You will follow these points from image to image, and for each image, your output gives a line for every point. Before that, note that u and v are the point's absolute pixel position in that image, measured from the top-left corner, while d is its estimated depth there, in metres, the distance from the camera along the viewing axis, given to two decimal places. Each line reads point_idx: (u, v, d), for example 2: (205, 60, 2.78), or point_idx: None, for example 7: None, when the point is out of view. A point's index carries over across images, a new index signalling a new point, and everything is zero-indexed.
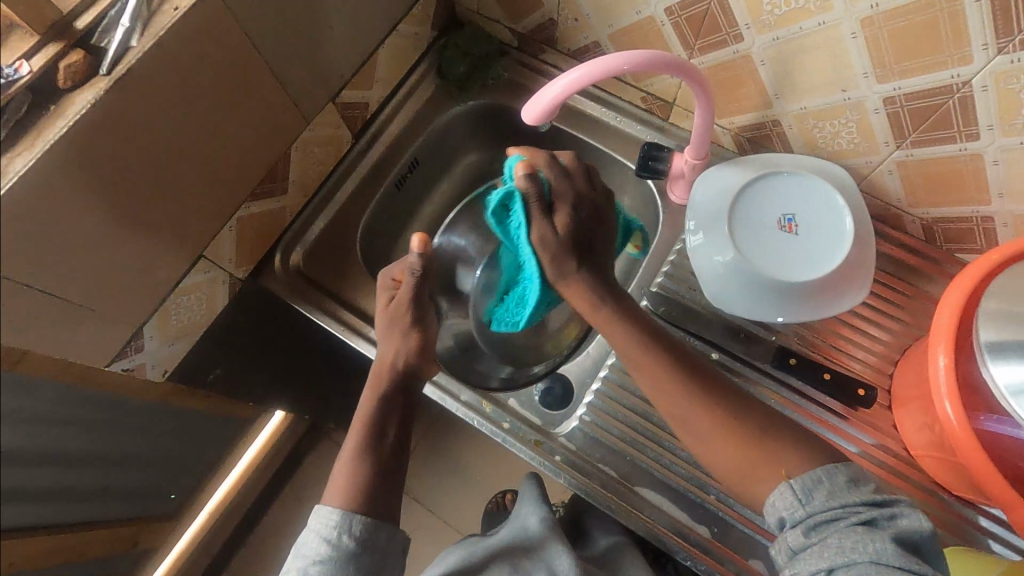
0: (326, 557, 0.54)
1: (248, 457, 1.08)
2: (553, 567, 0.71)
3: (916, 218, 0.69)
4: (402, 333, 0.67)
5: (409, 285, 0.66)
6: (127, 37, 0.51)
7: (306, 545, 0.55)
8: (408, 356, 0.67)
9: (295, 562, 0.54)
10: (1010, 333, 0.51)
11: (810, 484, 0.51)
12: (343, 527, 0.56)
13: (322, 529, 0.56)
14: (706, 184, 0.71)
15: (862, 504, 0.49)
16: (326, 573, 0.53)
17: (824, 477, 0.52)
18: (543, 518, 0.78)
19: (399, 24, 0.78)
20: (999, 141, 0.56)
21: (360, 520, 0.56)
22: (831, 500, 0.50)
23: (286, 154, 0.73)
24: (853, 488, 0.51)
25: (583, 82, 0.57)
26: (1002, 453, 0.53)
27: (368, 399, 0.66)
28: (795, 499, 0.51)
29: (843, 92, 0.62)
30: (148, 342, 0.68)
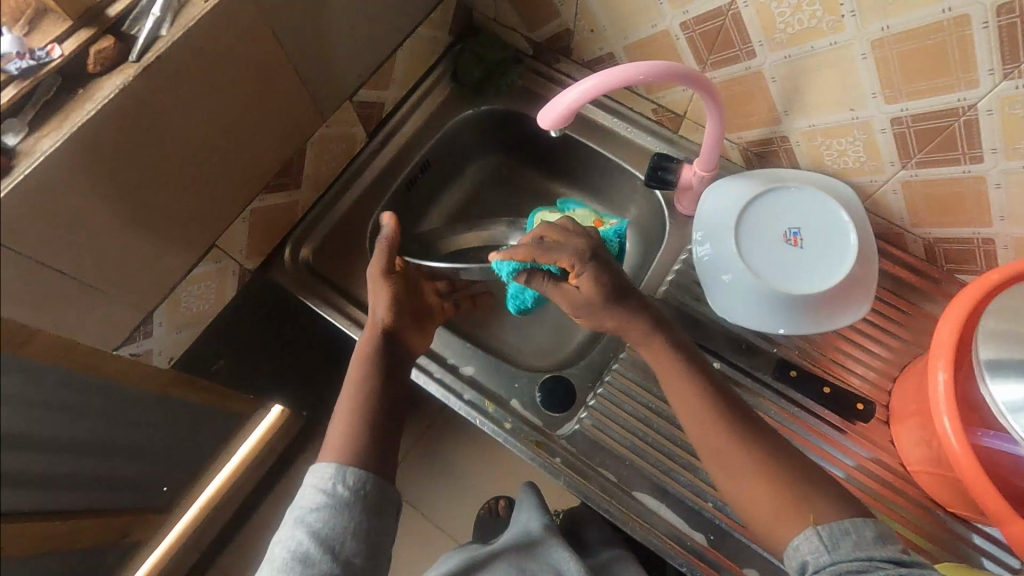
0: (323, 505, 0.56)
1: (243, 451, 1.07)
2: (560, 569, 0.72)
3: (918, 238, 0.70)
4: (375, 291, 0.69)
5: (377, 263, 0.69)
6: (157, 26, 0.52)
7: (304, 497, 0.57)
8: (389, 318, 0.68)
9: (293, 512, 0.56)
10: (1008, 352, 0.52)
11: (838, 534, 0.51)
12: (337, 478, 0.57)
13: (317, 480, 0.57)
14: (714, 196, 0.72)
15: (887, 561, 0.47)
16: (323, 520, 0.55)
17: (852, 528, 0.51)
18: (545, 523, 0.79)
19: (418, 27, 0.80)
20: (1002, 164, 0.57)
21: (353, 472, 0.58)
22: (856, 552, 0.49)
23: (301, 150, 0.74)
24: (882, 544, 0.50)
25: (599, 90, 0.58)
26: (998, 469, 0.54)
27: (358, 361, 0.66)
28: (821, 546, 0.51)
29: (851, 111, 0.63)
30: (157, 329, 0.68)
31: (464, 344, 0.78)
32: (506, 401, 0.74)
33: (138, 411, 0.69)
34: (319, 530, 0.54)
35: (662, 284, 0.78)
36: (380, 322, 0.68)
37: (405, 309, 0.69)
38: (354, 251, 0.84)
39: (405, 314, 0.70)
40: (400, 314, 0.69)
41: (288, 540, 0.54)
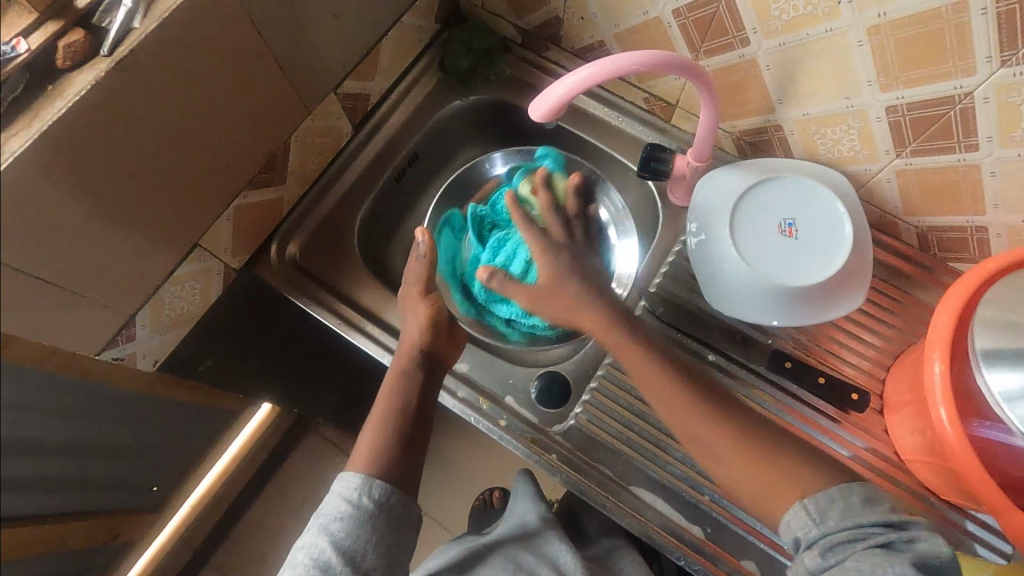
0: (348, 515, 0.55)
1: (235, 448, 1.06)
2: (558, 561, 0.72)
3: (912, 226, 0.70)
4: (415, 309, 0.70)
5: (417, 272, 0.72)
6: (129, 18, 0.50)
7: (328, 505, 0.56)
8: (423, 336, 0.69)
9: (316, 519, 0.56)
10: (1005, 341, 0.51)
11: (825, 503, 0.51)
12: (363, 489, 0.57)
13: (343, 489, 0.57)
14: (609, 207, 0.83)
15: (878, 526, 0.48)
16: (346, 530, 0.54)
17: (839, 497, 0.51)
18: (542, 515, 0.79)
19: (403, 16, 0.78)
20: (997, 153, 0.57)
21: (379, 486, 0.58)
22: (845, 521, 0.49)
23: (285, 144, 0.72)
24: (868, 509, 0.50)
25: (593, 81, 0.57)
26: (991, 458, 0.54)
27: (392, 381, 0.67)
28: (810, 520, 0.51)
29: (847, 99, 0.62)
30: (140, 331, 0.66)
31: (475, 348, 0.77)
32: (501, 397, 0.73)
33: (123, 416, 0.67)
34: (342, 541, 0.53)
35: (668, 257, 0.78)
36: (416, 337, 0.69)
37: (442, 328, 0.70)
38: (342, 247, 0.82)
39: (441, 332, 0.70)
40: (434, 335, 0.70)
41: (310, 547, 0.54)
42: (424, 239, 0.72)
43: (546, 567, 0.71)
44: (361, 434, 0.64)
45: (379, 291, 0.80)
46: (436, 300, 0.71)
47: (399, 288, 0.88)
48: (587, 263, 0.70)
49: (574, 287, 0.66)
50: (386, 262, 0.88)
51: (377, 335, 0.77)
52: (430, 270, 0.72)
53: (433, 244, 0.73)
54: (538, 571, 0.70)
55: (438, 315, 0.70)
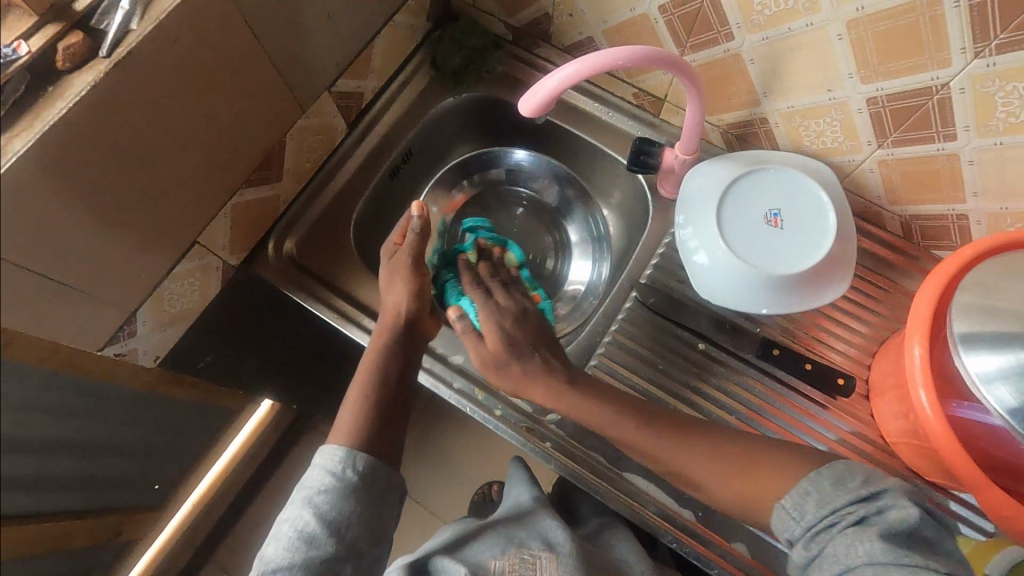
0: (331, 487, 0.57)
1: (236, 444, 1.08)
2: (548, 536, 0.73)
3: (895, 215, 0.72)
4: (403, 277, 0.71)
5: (410, 244, 0.70)
6: (127, 19, 0.52)
7: (311, 478, 0.58)
8: (410, 304, 0.70)
9: (301, 492, 0.57)
10: (981, 324, 0.53)
11: (800, 499, 0.53)
12: (347, 462, 0.59)
13: (327, 462, 0.59)
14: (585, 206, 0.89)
15: (852, 505, 0.49)
16: (329, 502, 0.56)
17: (812, 488, 0.52)
18: (534, 495, 0.81)
19: (395, 15, 0.79)
20: (975, 142, 0.58)
21: (363, 457, 0.60)
22: (823, 509, 0.51)
23: (281, 142, 0.73)
24: (840, 489, 0.51)
25: (579, 76, 0.58)
26: (971, 437, 0.56)
27: (376, 344, 0.69)
28: (791, 516, 0.52)
29: (829, 91, 0.64)
30: (142, 327, 0.67)
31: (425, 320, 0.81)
32: (496, 387, 0.75)
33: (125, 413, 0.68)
34: (327, 513, 0.55)
35: (653, 258, 0.80)
36: (401, 307, 0.70)
37: (426, 298, 0.71)
38: (339, 244, 0.83)
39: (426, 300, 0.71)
40: (422, 302, 0.71)
41: (295, 519, 0.55)
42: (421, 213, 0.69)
43: (537, 541, 0.72)
44: (345, 424, 0.65)
45: (375, 286, 0.81)
46: (425, 274, 0.71)
47: None
48: (532, 318, 0.70)
49: (534, 364, 0.66)
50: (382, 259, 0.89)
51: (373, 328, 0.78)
52: (423, 245, 0.71)
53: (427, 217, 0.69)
54: (529, 544, 0.71)
55: (422, 287, 0.71)
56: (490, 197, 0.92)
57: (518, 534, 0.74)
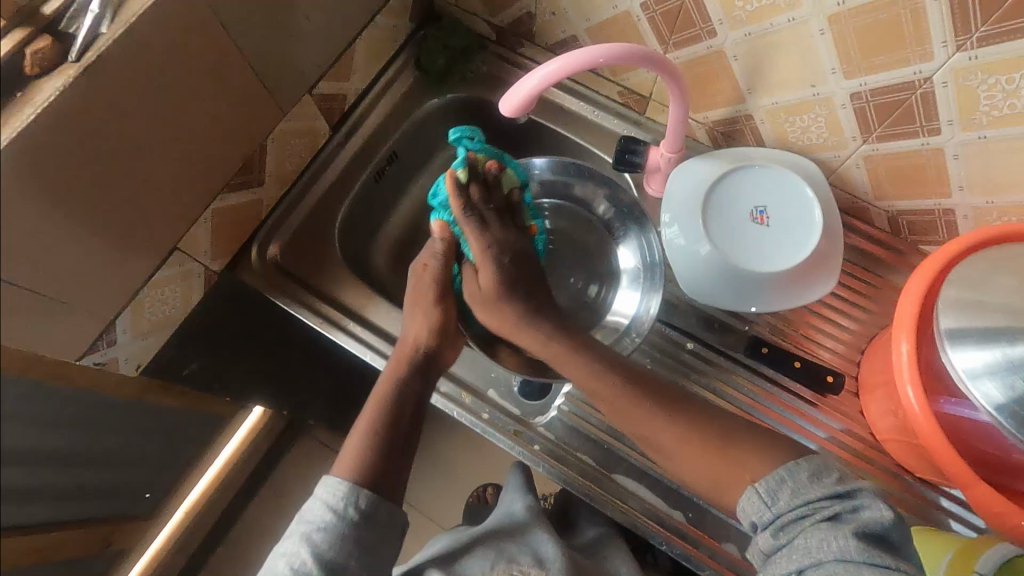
0: (331, 525, 0.55)
1: (228, 451, 1.07)
2: (537, 550, 0.72)
3: (883, 211, 0.72)
4: (423, 311, 0.69)
5: (433, 267, 0.70)
6: (96, 24, 0.51)
7: (312, 512, 0.56)
8: (429, 336, 0.69)
9: (299, 526, 0.56)
10: (967, 319, 0.53)
11: (774, 485, 0.51)
12: (349, 499, 0.57)
13: (329, 496, 0.57)
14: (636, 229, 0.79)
15: (826, 499, 0.49)
16: (327, 541, 0.54)
17: (787, 476, 0.51)
18: (528, 506, 0.80)
19: (377, 15, 0.78)
20: (959, 136, 0.58)
21: (366, 495, 0.57)
22: (796, 499, 0.50)
23: (262, 146, 0.72)
24: (815, 482, 0.50)
25: (561, 74, 0.57)
26: (959, 433, 0.55)
27: (391, 376, 0.67)
28: (762, 503, 0.51)
29: (813, 87, 0.63)
30: (122, 334, 0.65)
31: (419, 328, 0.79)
32: (483, 391, 0.74)
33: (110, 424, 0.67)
34: (324, 552, 0.54)
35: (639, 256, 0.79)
36: (421, 338, 0.69)
37: (449, 327, 0.70)
38: (324, 247, 0.82)
39: (447, 334, 0.70)
40: (443, 336, 0.70)
41: (290, 556, 0.54)
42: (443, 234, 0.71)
43: (528, 556, 0.71)
44: (348, 441, 0.63)
45: (362, 290, 0.81)
46: (448, 301, 0.70)
47: (383, 288, 0.88)
48: (529, 259, 0.71)
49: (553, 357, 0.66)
50: (369, 262, 0.88)
51: (359, 333, 0.78)
52: (444, 263, 0.70)
53: (447, 234, 0.71)
54: (519, 560, 0.70)
55: (443, 316, 0.70)
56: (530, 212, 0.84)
57: (508, 547, 0.73)
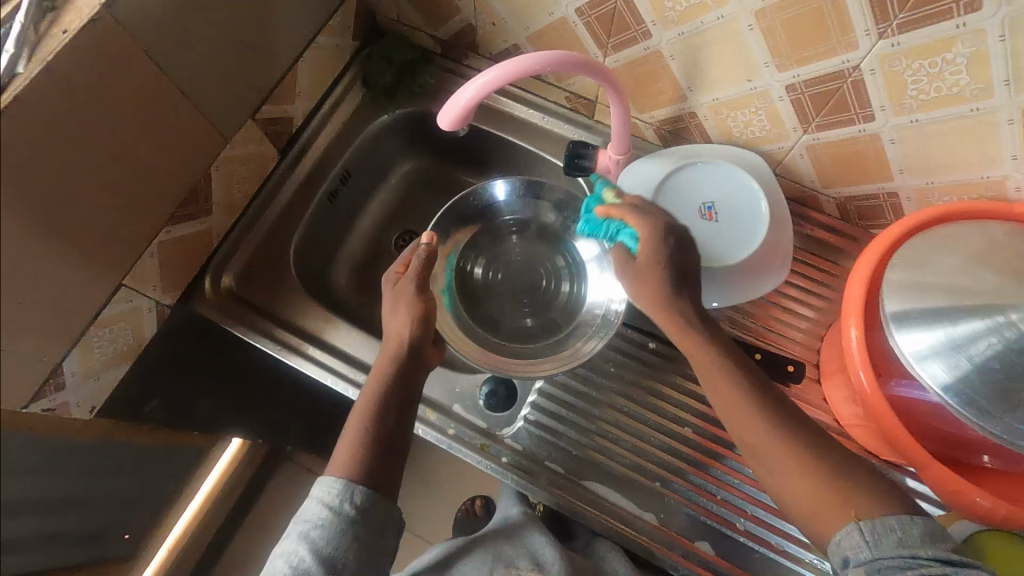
0: (327, 522, 0.54)
1: (208, 485, 1.05)
2: (537, 555, 0.70)
3: (831, 198, 0.73)
4: (406, 304, 0.67)
5: (414, 269, 0.68)
6: (12, 64, 0.50)
7: (308, 511, 0.56)
8: (413, 329, 0.66)
9: (296, 526, 0.55)
10: (912, 302, 0.54)
11: (882, 529, 0.46)
12: (344, 495, 0.56)
13: (324, 494, 0.56)
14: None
15: (934, 560, 0.43)
16: (325, 537, 0.53)
17: (899, 525, 0.45)
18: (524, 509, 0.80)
19: (317, 36, 0.78)
20: (892, 121, 0.59)
21: (361, 491, 0.56)
22: (903, 550, 0.44)
23: (207, 175, 0.71)
24: (931, 542, 0.44)
25: (496, 83, 0.57)
26: (914, 412, 0.57)
27: (378, 376, 0.64)
28: (863, 543, 0.46)
29: (749, 81, 0.64)
30: (70, 378, 0.63)
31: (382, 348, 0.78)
32: (448, 406, 0.73)
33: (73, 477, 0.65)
34: (322, 549, 0.53)
35: None
36: (403, 334, 0.66)
37: (430, 321, 0.68)
38: (281, 272, 0.81)
39: (430, 327, 0.68)
40: (425, 328, 0.67)
41: (289, 555, 0.53)
42: (430, 241, 0.69)
43: (525, 560, 0.69)
44: (338, 439, 0.61)
45: (323, 314, 0.80)
46: (428, 298, 0.68)
47: (345, 309, 0.87)
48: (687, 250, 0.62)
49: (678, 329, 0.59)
50: (330, 284, 0.87)
51: (320, 357, 0.77)
52: (425, 268, 0.68)
53: (435, 245, 0.69)
54: (518, 564, 0.68)
55: (427, 311, 0.67)
56: (494, 234, 0.82)
57: (505, 549, 0.72)
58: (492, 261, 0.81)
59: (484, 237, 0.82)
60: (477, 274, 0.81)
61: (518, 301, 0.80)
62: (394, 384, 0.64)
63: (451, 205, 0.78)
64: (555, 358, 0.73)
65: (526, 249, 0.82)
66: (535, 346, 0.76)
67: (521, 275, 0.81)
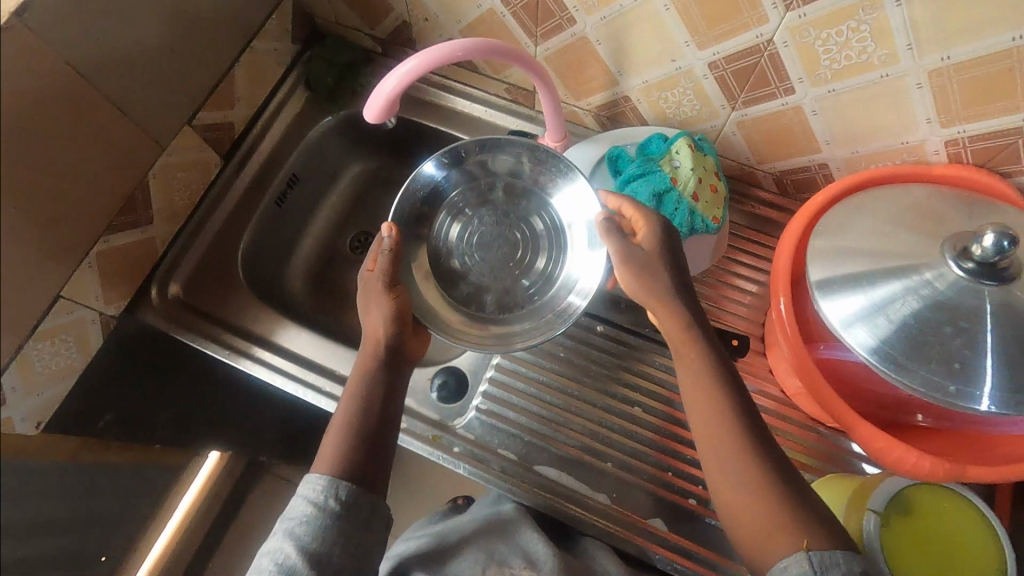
0: (312, 518, 0.53)
1: (185, 503, 1.03)
2: (529, 550, 0.63)
3: (768, 173, 0.74)
4: (378, 302, 0.65)
5: (382, 267, 0.66)
6: None
7: (293, 508, 0.54)
8: (388, 328, 0.64)
9: (281, 523, 0.53)
10: (830, 269, 0.55)
11: (828, 560, 0.44)
12: (329, 491, 0.54)
13: (308, 491, 0.54)
14: (559, 176, 0.71)
15: None
16: (310, 533, 0.52)
17: (843, 559, 0.44)
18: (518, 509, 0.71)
19: (252, 40, 0.78)
20: (812, 92, 0.60)
21: (346, 486, 0.54)
22: None
23: (144, 184, 0.71)
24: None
25: (414, 74, 0.58)
26: (842, 375, 0.58)
27: (358, 380, 0.62)
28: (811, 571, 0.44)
29: (674, 61, 0.65)
30: (11, 394, 0.63)
31: (335, 347, 0.78)
32: None
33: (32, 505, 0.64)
34: (307, 544, 0.51)
35: None
36: (381, 332, 0.64)
37: (408, 320, 0.66)
38: (230, 277, 0.81)
39: (406, 322, 0.66)
40: (401, 324, 0.65)
41: (274, 552, 0.52)
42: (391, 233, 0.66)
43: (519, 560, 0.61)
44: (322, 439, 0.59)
45: (278, 320, 0.79)
46: (400, 294, 0.66)
47: (302, 312, 0.87)
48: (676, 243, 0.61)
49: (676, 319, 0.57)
50: (284, 288, 0.87)
51: (267, 358, 0.76)
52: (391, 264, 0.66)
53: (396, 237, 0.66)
54: (510, 564, 0.61)
55: (401, 309, 0.65)
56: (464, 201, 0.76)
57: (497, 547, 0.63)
58: (469, 225, 0.76)
59: (455, 206, 0.76)
60: (453, 243, 0.76)
61: (496, 269, 0.75)
62: (374, 388, 0.62)
63: (400, 203, 0.71)
64: (545, 325, 0.69)
65: (497, 211, 0.76)
66: (531, 308, 0.72)
67: (499, 234, 0.76)
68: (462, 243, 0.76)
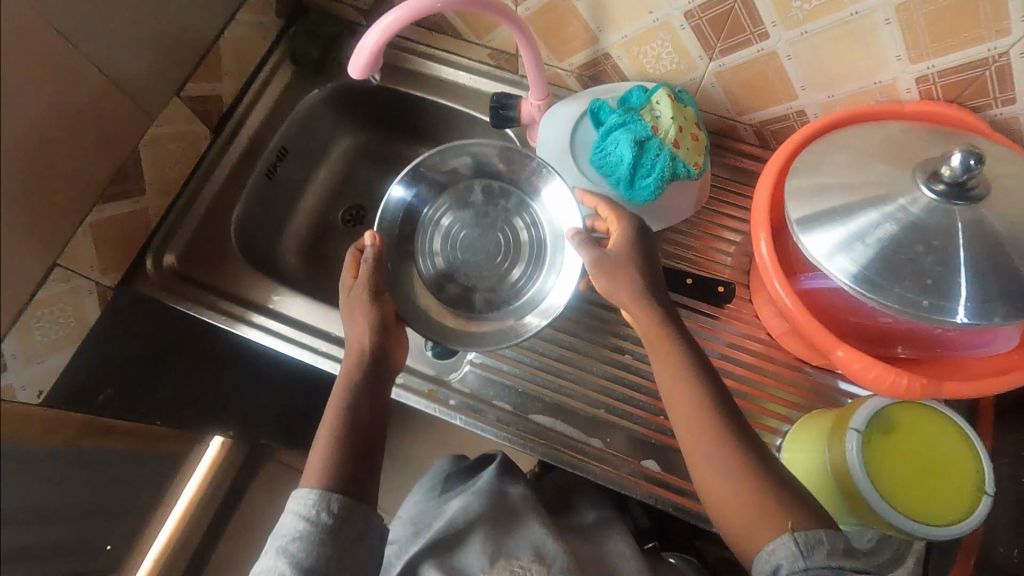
0: (304, 533, 0.52)
1: (190, 491, 1.01)
2: (538, 546, 0.63)
3: (748, 125, 0.75)
4: (363, 308, 0.64)
5: (365, 273, 0.65)
6: None
7: (283, 525, 0.53)
8: (371, 335, 0.64)
9: (273, 541, 0.53)
10: (806, 204, 0.56)
11: (817, 544, 0.47)
12: (320, 505, 0.53)
13: (299, 506, 0.54)
14: (538, 177, 0.73)
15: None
16: (304, 549, 0.51)
17: (830, 541, 0.47)
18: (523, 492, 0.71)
19: (236, 13, 0.79)
20: (785, 36, 0.62)
21: (337, 498, 0.54)
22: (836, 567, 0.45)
23: (135, 153, 0.72)
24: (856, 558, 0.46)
25: (397, 26, 0.59)
26: (824, 306, 0.60)
27: (344, 380, 0.62)
28: (799, 555, 0.46)
29: (651, 13, 0.66)
30: (10, 360, 0.63)
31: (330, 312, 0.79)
32: None
33: (44, 469, 0.65)
34: (301, 560, 0.51)
35: None
36: (365, 338, 0.64)
37: (390, 321, 0.66)
38: (223, 248, 0.82)
39: (390, 328, 0.66)
40: (385, 331, 0.65)
41: (268, 571, 0.51)
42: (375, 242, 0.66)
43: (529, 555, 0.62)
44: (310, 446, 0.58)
45: (273, 289, 0.80)
46: (385, 300, 0.66)
47: (296, 283, 0.88)
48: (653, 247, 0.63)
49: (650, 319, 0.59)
50: (278, 260, 0.88)
51: (265, 323, 0.78)
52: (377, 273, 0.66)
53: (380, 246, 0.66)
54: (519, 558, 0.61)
55: (386, 314, 0.66)
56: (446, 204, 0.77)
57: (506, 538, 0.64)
58: (451, 227, 0.77)
59: (437, 209, 0.76)
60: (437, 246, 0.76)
61: (479, 271, 0.75)
62: (360, 389, 0.61)
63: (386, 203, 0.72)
64: (530, 322, 0.69)
65: (479, 215, 0.77)
66: (516, 307, 0.73)
67: (479, 236, 0.76)
68: (445, 245, 0.76)
